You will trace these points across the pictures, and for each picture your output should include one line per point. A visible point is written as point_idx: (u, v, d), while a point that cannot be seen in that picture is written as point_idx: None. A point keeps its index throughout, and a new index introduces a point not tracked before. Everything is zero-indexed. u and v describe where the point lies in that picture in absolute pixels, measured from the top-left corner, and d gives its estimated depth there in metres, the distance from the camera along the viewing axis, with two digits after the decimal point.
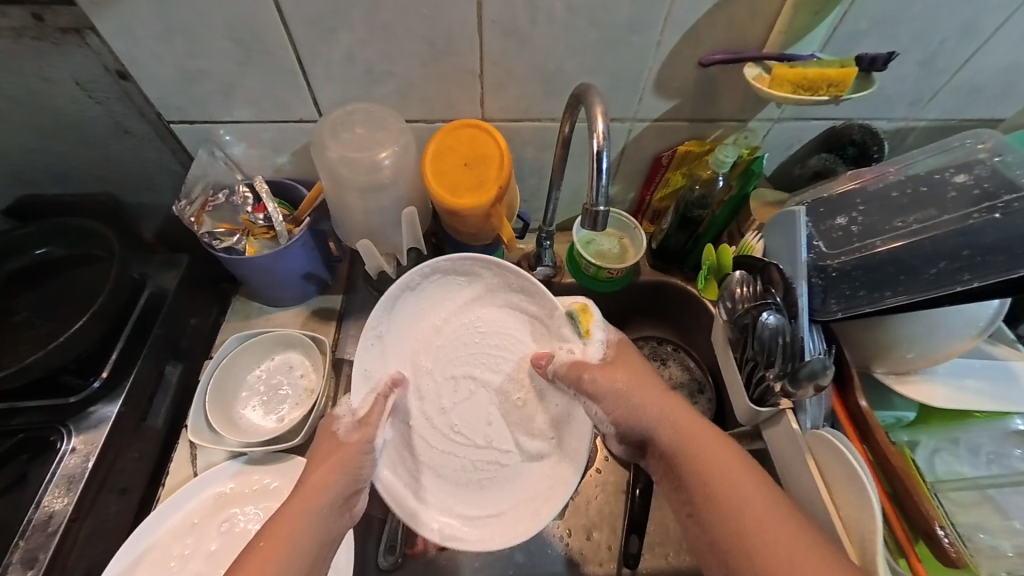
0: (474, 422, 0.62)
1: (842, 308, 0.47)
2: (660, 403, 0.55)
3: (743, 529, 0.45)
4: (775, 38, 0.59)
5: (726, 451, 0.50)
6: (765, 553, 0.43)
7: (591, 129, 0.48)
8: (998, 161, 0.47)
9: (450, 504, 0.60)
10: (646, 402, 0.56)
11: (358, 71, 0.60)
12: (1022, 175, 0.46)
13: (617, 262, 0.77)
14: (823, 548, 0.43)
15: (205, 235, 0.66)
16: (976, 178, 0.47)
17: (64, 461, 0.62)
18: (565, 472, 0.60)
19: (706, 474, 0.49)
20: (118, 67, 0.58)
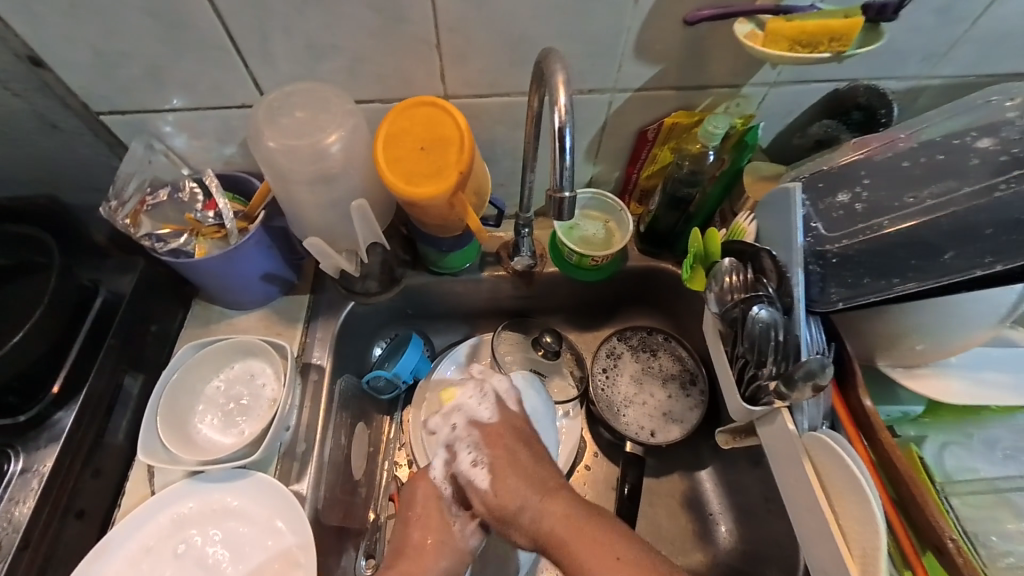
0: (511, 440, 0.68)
1: (843, 299, 0.42)
2: (523, 489, 0.56)
3: (566, 552, 0.51)
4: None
5: (584, 526, 0.52)
6: (568, 545, 0.51)
7: (554, 102, 0.42)
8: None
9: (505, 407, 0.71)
10: (516, 498, 0.55)
11: (297, 46, 0.53)
12: None
13: (602, 248, 0.71)
14: (603, 536, 0.51)
15: (146, 238, 0.61)
16: (1004, 142, 0.41)
17: (12, 485, 0.58)
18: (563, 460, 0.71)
19: (563, 544, 0.52)
20: (30, 54, 0.52)
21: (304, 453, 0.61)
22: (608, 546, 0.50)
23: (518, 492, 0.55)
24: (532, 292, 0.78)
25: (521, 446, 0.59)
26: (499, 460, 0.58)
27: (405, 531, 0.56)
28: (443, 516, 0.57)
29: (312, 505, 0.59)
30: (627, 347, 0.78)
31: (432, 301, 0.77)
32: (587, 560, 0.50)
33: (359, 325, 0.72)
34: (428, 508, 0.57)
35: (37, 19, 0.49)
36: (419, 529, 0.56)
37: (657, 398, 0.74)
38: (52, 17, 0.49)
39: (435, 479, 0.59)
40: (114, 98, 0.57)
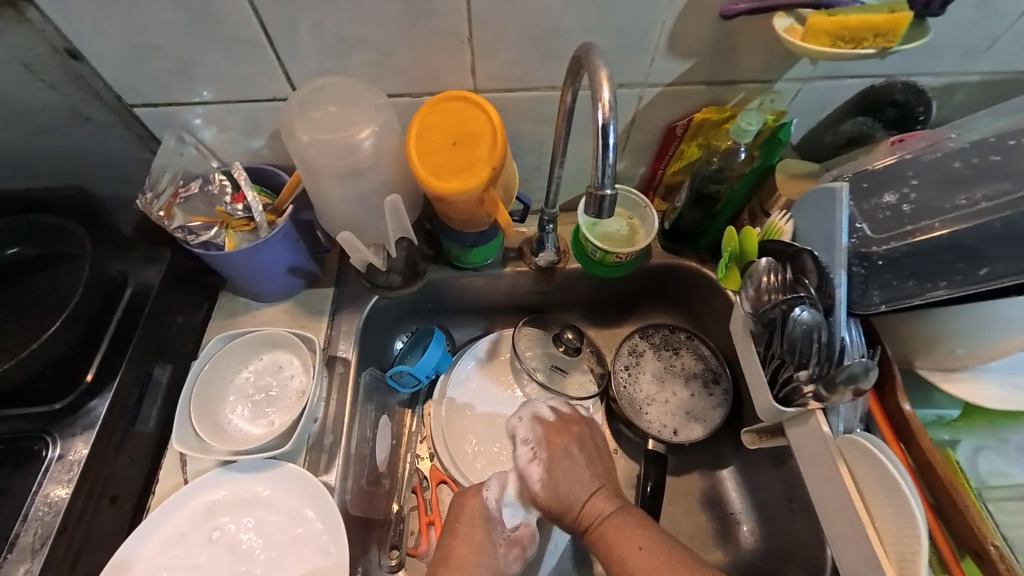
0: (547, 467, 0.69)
1: (885, 301, 0.41)
2: (585, 478, 0.58)
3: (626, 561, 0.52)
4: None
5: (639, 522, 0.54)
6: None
7: (595, 97, 0.41)
8: None
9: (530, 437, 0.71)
10: (570, 475, 0.58)
11: (328, 38, 0.53)
12: None
13: (625, 245, 0.71)
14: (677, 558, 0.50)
15: (178, 230, 0.61)
16: None
17: (48, 471, 0.59)
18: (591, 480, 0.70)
19: (616, 538, 0.53)
20: (66, 46, 0.52)
21: (331, 445, 0.61)
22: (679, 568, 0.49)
23: (569, 488, 0.58)
24: (554, 288, 0.78)
25: (571, 461, 0.59)
26: (552, 452, 0.60)
27: (450, 542, 0.56)
28: (487, 537, 0.57)
29: (340, 495, 0.60)
30: (648, 345, 0.78)
31: (454, 296, 0.77)
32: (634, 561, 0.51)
33: (382, 319, 0.73)
34: (473, 527, 0.57)
35: (74, 11, 0.49)
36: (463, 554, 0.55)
37: (679, 397, 0.74)
38: (89, 9, 0.49)
39: (488, 501, 0.59)
40: (146, 90, 0.57)
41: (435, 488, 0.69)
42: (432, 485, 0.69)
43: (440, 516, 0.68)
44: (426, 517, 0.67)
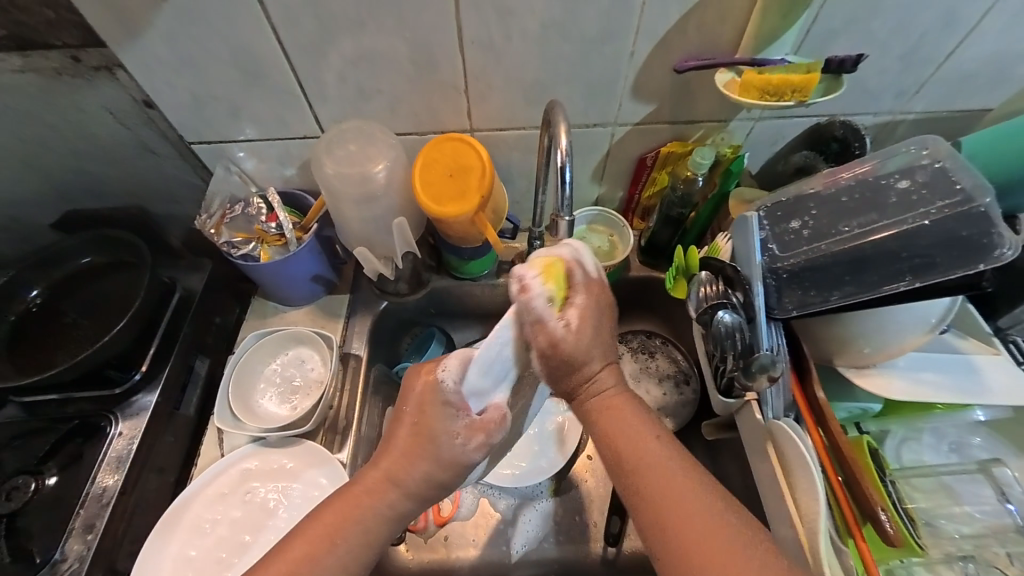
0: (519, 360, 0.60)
1: (796, 307, 0.49)
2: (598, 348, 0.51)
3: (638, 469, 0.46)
4: (755, 16, 0.58)
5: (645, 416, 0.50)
6: (661, 484, 0.45)
7: (556, 144, 0.52)
8: (939, 166, 0.48)
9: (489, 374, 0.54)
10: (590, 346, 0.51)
11: (351, 91, 0.65)
12: (960, 180, 0.47)
13: (605, 259, 0.81)
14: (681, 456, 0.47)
15: (224, 244, 0.73)
16: (918, 184, 0.48)
17: (112, 443, 0.70)
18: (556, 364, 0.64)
19: (656, 481, 0.45)
20: (143, 98, 0.65)
21: (345, 425, 0.72)
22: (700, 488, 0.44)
23: (590, 352, 0.51)
24: None
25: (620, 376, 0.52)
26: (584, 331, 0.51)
27: (397, 427, 0.54)
28: (441, 422, 0.51)
29: (350, 471, 0.69)
30: (626, 349, 0.87)
31: (454, 302, 0.88)
32: (673, 518, 0.43)
33: (390, 321, 0.84)
34: (421, 407, 0.53)
35: (152, 72, 0.61)
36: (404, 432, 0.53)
37: (652, 394, 0.83)
38: (165, 69, 0.61)
39: (444, 383, 0.50)
40: (203, 130, 0.70)
41: None
42: None
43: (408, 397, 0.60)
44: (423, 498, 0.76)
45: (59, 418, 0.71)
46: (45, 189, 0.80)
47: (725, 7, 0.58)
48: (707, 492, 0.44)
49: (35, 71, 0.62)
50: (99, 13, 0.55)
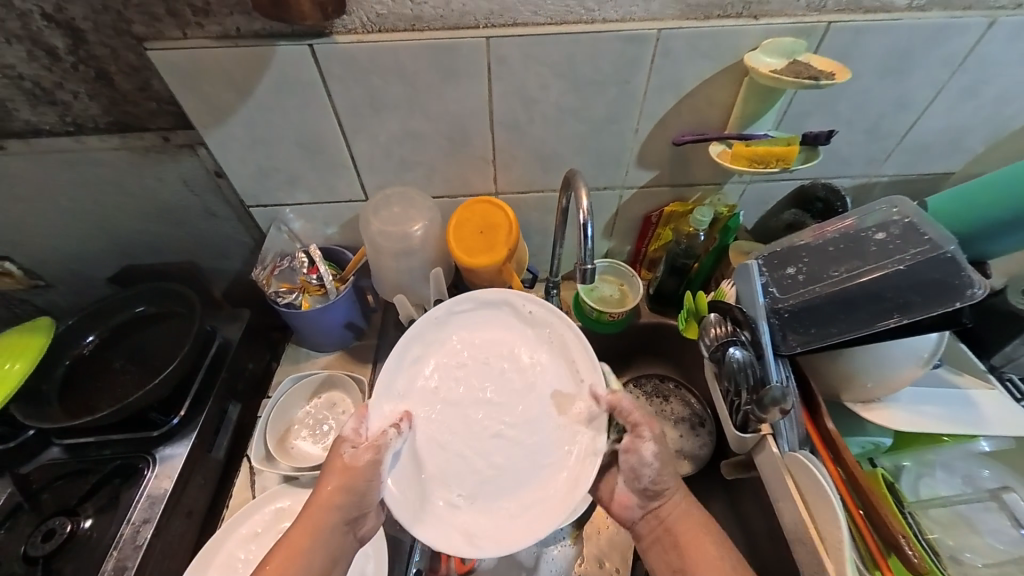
0: (477, 381, 0.63)
1: (799, 343, 0.55)
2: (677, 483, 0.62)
3: None
4: (738, 102, 0.70)
5: (701, 520, 0.60)
6: None
7: (578, 206, 0.61)
8: (909, 220, 0.55)
9: (467, 455, 0.60)
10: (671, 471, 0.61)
11: (395, 163, 0.76)
12: (930, 231, 0.54)
13: (617, 306, 0.87)
14: None
15: (273, 293, 0.80)
16: (893, 235, 0.55)
17: (148, 484, 0.71)
18: (452, 348, 0.66)
19: (688, 547, 0.58)
20: (216, 169, 0.76)
21: None
22: None
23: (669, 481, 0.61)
24: None
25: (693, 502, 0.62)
26: (667, 456, 0.61)
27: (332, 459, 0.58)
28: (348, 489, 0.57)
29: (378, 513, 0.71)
30: (641, 393, 0.91)
31: None
32: (704, 552, 0.57)
33: None
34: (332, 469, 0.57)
35: (228, 149, 0.72)
36: (424, 400, 0.62)
37: (670, 437, 0.86)
38: (239, 147, 0.72)
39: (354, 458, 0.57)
40: (261, 196, 0.80)
41: None
42: None
43: (405, 386, 0.62)
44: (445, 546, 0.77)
45: (98, 461, 0.74)
46: (109, 248, 0.88)
47: (713, 94, 0.69)
48: None
49: (129, 148, 0.72)
50: (196, 105, 0.66)
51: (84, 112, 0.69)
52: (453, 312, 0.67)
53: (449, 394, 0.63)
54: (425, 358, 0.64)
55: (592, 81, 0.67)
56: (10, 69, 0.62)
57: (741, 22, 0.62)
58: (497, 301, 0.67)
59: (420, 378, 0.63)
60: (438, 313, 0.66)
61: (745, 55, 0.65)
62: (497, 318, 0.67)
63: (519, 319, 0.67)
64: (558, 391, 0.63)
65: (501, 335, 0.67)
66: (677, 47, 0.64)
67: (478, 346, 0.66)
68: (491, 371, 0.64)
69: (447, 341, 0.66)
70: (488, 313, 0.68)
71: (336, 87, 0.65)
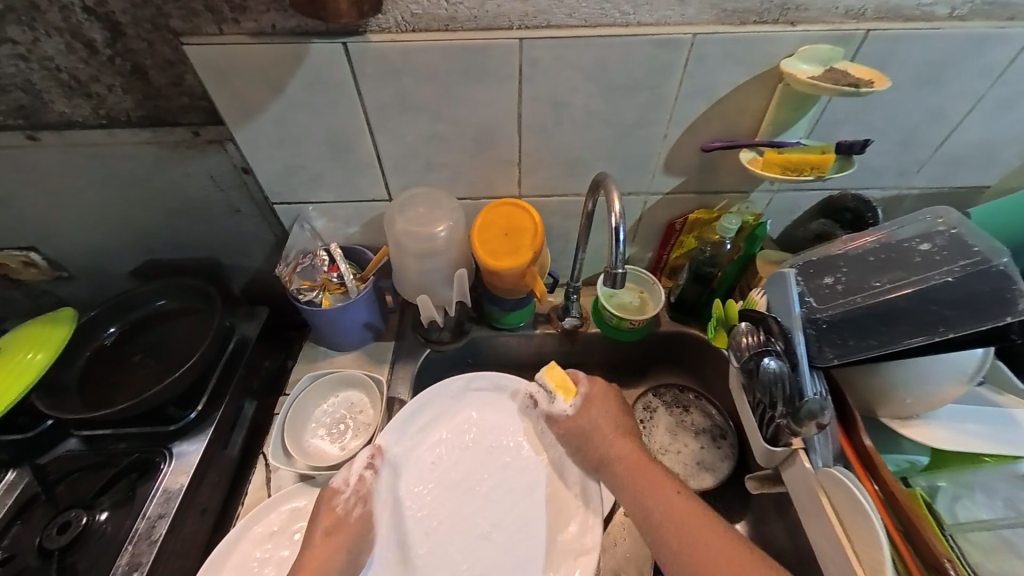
0: (483, 463, 0.74)
1: (837, 356, 0.53)
2: (602, 421, 0.72)
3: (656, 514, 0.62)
4: (771, 109, 0.69)
5: (648, 458, 0.68)
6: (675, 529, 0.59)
7: (611, 209, 0.60)
8: (954, 232, 0.54)
9: (450, 540, 0.69)
10: (603, 420, 0.73)
11: (420, 164, 0.76)
12: (977, 244, 0.52)
13: (637, 313, 0.86)
14: (704, 514, 0.60)
15: (294, 290, 0.80)
16: (938, 247, 0.54)
17: (164, 479, 0.71)
18: (455, 450, 0.75)
19: (638, 470, 0.67)
20: (243, 165, 0.76)
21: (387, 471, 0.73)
22: (698, 512, 0.60)
23: (594, 422, 0.73)
24: (574, 348, 0.93)
25: (615, 403, 0.75)
26: (593, 415, 0.73)
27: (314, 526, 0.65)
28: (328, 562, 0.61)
29: None
30: (660, 403, 0.90)
31: (490, 354, 0.93)
32: (647, 477, 0.66)
33: (431, 369, 0.88)
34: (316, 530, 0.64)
35: (256, 146, 0.72)
36: (420, 473, 0.73)
37: (690, 448, 0.84)
38: (267, 144, 0.72)
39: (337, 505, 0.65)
40: (286, 193, 0.80)
41: None
42: None
43: (404, 453, 0.73)
44: None
45: (115, 454, 0.74)
46: (133, 242, 0.89)
47: (746, 101, 0.68)
48: (704, 517, 0.60)
49: (159, 142, 0.73)
50: (227, 101, 0.66)
51: (117, 106, 0.69)
52: (467, 390, 0.79)
53: (445, 471, 0.73)
54: (434, 429, 0.76)
55: (623, 85, 0.66)
56: (48, 61, 0.63)
57: (777, 28, 0.61)
58: (505, 388, 0.79)
59: (420, 449, 0.74)
60: (457, 388, 0.79)
61: (781, 62, 0.64)
62: (503, 405, 0.79)
63: (529, 413, 0.78)
64: (552, 475, 0.74)
65: (504, 418, 0.78)
66: (711, 53, 0.63)
67: (486, 427, 0.77)
68: (493, 459, 0.74)
69: (460, 417, 0.77)
70: (495, 395, 0.80)
71: (366, 86, 0.65)
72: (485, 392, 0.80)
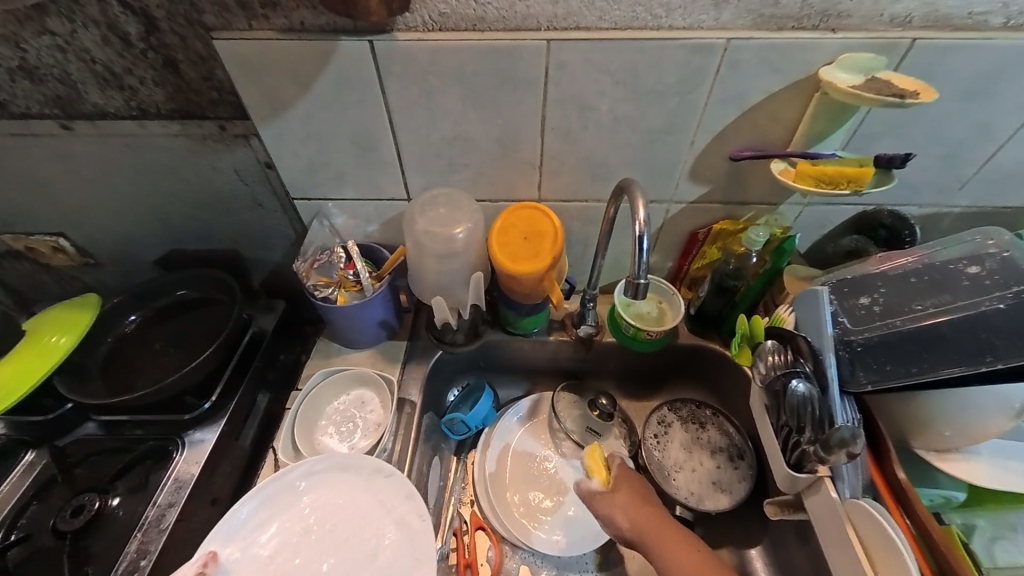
0: (336, 557, 0.64)
1: (871, 381, 0.50)
2: (630, 498, 0.68)
3: None
4: (805, 120, 0.66)
5: (672, 525, 0.64)
6: None
7: (635, 217, 0.59)
8: (1007, 255, 0.51)
9: None
10: (628, 495, 0.69)
11: (441, 165, 0.75)
12: None
13: (656, 324, 0.84)
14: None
15: (311, 286, 0.80)
16: (988, 270, 0.51)
17: (177, 467, 0.72)
18: (309, 539, 0.65)
19: (662, 540, 0.63)
20: (267, 160, 0.77)
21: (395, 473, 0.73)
22: None
23: (615, 513, 0.68)
24: (589, 356, 0.91)
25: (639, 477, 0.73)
26: (621, 493, 0.69)
27: None
28: None
29: None
30: (676, 418, 0.87)
31: (503, 357, 0.92)
32: (672, 549, 0.61)
33: (443, 371, 0.88)
34: None
35: (280, 141, 0.73)
36: (254, 570, 0.63)
37: (706, 467, 0.82)
38: (291, 140, 0.73)
39: None
40: (307, 189, 0.80)
41: (473, 532, 0.79)
42: (471, 530, 0.80)
43: (236, 555, 0.63)
44: (465, 559, 0.77)
45: (131, 441, 0.75)
46: (158, 232, 0.90)
47: (781, 110, 0.66)
48: None
49: (187, 136, 0.74)
50: (254, 96, 0.67)
51: (149, 98, 0.70)
52: (308, 474, 0.69)
53: (281, 564, 0.64)
54: (268, 522, 0.66)
55: (652, 90, 0.64)
56: (85, 53, 0.65)
57: (817, 35, 0.58)
58: (358, 465, 0.69)
59: (261, 542, 0.65)
60: (295, 475, 0.68)
61: (819, 70, 0.61)
62: (342, 484, 0.68)
63: (377, 491, 0.68)
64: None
65: (355, 500, 0.68)
66: (746, 59, 0.61)
67: (327, 512, 0.67)
68: (343, 551, 0.65)
69: (306, 500, 0.68)
70: (344, 476, 0.69)
71: (391, 85, 0.65)
72: (326, 471, 0.69)
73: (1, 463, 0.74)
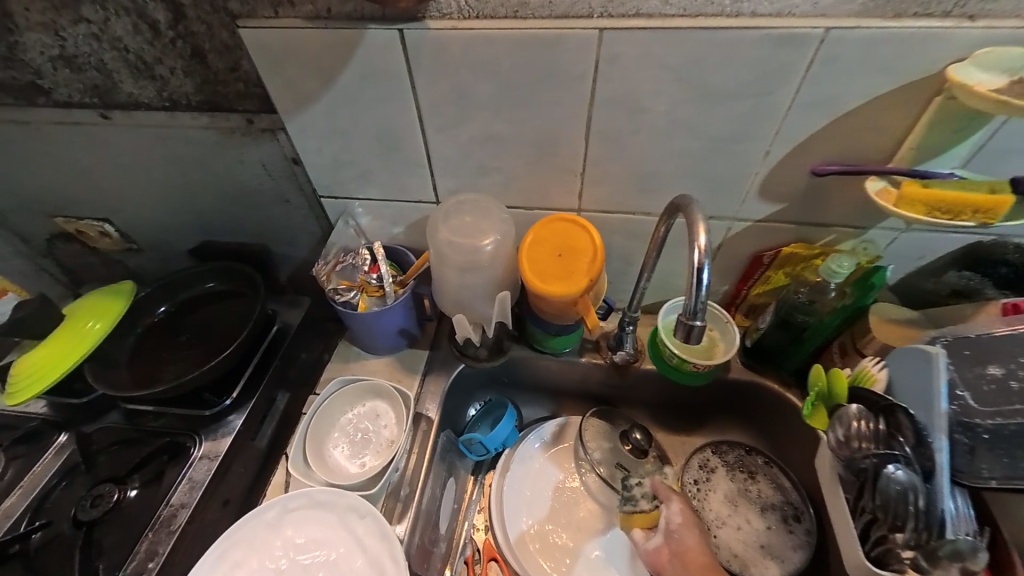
0: None
1: (996, 478, 0.50)
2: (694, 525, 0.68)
3: None
4: (917, 130, 0.54)
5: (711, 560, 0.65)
6: None
7: (693, 241, 0.49)
8: None
9: None
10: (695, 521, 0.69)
11: (473, 168, 0.69)
12: None
13: (703, 356, 0.72)
14: None
15: (330, 290, 0.76)
16: None
17: (193, 465, 0.71)
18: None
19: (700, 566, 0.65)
20: (293, 156, 0.73)
21: (405, 496, 0.68)
22: None
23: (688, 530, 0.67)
24: (623, 383, 0.83)
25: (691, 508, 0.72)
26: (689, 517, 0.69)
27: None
28: None
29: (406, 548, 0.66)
30: (721, 463, 0.77)
31: (529, 376, 0.85)
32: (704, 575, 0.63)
33: (463, 386, 0.82)
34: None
35: (306, 137, 0.69)
36: None
37: (752, 526, 0.72)
38: (317, 137, 0.69)
39: None
40: (333, 187, 0.76)
41: (485, 563, 0.74)
42: (483, 559, 0.74)
43: None
44: None
45: (152, 433, 0.75)
46: (192, 222, 0.90)
47: (885, 116, 0.54)
48: None
49: (216, 129, 0.72)
50: (280, 89, 0.63)
51: (179, 89, 0.68)
52: (286, 509, 0.66)
53: None
54: (243, 561, 0.63)
55: (721, 90, 0.54)
56: (118, 42, 0.63)
57: (947, 24, 0.46)
58: (335, 501, 0.65)
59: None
60: (272, 513, 0.65)
61: (945, 68, 0.49)
62: (322, 520, 0.65)
63: (353, 530, 0.64)
64: None
65: (332, 537, 0.64)
66: (848, 53, 0.49)
67: (305, 550, 0.64)
68: None
69: (283, 536, 0.65)
70: (323, 512, 0.65)
71: (421, 79, 0.59)
72: (305, 508, 0.66)
73: (36, 444, 0.76)
